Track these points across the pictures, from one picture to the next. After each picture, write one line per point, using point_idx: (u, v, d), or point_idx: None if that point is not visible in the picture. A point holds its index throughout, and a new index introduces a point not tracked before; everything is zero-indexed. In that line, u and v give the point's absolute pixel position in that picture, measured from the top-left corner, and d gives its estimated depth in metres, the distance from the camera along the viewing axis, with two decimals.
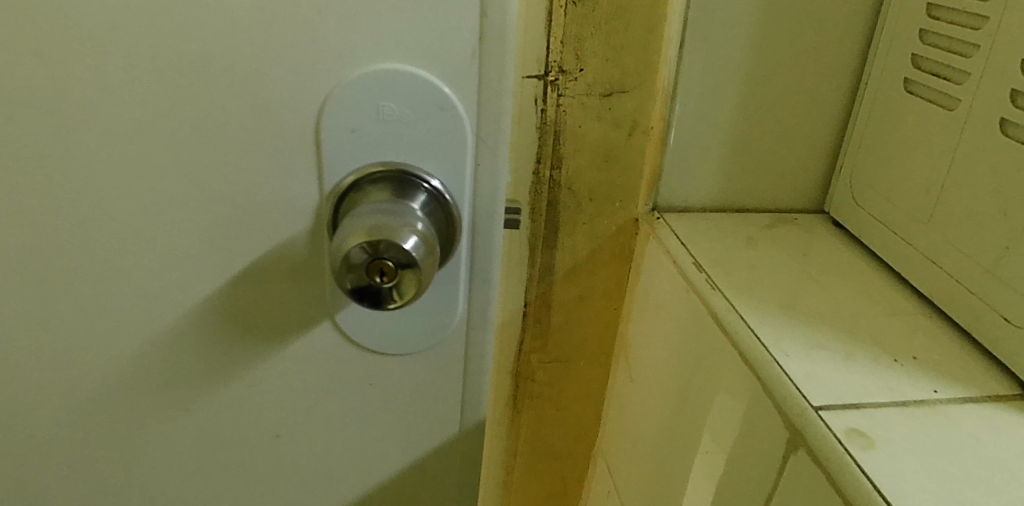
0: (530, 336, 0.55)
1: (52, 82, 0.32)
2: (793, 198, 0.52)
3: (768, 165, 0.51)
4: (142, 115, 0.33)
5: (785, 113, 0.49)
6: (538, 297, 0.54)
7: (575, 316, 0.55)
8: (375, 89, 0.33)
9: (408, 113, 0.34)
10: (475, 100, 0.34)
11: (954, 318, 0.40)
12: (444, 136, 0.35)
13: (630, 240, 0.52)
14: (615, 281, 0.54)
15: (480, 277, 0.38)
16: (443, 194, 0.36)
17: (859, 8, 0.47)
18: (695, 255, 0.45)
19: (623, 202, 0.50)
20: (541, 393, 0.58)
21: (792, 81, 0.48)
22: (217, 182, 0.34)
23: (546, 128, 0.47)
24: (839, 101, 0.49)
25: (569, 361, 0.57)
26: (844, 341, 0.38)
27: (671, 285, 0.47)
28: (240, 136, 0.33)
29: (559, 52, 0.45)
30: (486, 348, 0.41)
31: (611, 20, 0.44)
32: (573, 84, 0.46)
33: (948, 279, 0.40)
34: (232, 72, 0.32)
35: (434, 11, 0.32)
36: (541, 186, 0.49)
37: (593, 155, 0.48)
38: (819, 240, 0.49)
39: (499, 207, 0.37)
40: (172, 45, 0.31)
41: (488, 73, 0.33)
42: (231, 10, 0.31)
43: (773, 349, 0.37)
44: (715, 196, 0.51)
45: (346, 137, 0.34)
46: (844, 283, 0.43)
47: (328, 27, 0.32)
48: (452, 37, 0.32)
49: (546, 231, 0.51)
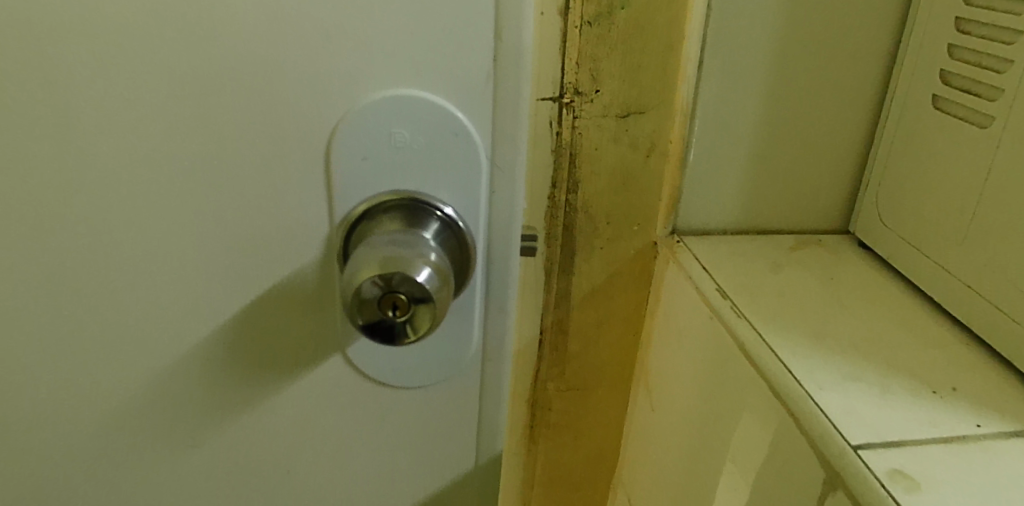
0: (547, 363, 0.53)
1: (55, 112, 0.31)
2: (817, 218, 0.50)
3: (791, 185, 0.49)
4: (146, 144, 0.31)
5: (807, 131, 0.47)
6: (554, 324, 0.52)
7: (592, 343, 0.53)
8: (386, 116, 0.32)
9: (421, 140, 0.33)
10: (489, 126, 0.33)
11: (994, 346, 0.38)
12: (457, 162, 0.33)
13: (649, 264, 0.51)
14: (634, 306, 0.52)
15: (496, 307, 0.37)
16: (457, 221, 0.34)
17: (883, 23, 0.45)
18: (718, 281, 0.44)
19: (642, 225, 0.49)
20: (559, 421, 0.56)
21: (814, 99, 0.47)
22: (223, 212, 0.33)
23: (561, 151, 0.46)
24: (863, 118, 0.48)
25: (587, 389, 0.55)
26: (879, 372, 0.36)
27: (693, 310, 0.45)
28: (247, 165, 0.32)
29: (574, 73, 0.44)
30: (503, 380, 0.39)
31: (628, 39, 0.43)
32: (588, 106, 0.45)
33: (986, 304, 0.38)
34: (238, 100, 0.31)
35: (446, 33, 0.31)
36: (557, 210, 0.48)
37: (610, 177, 0.47)
38: (846, 263, 0.47)
39: (515, 234, 0.36)
40: (176, 71, 0.30)
41: (504, 98, 0.32)
42: (239, 35, 0.30)
43: (806, 382, 0.35)
44: (737, 218, 0.50)
45: (356, 164, 0.33)
46: (875, 308, 0.42)
47: (337, 53, 0.30)
48: (466, 61, 0.31)
49: (563, 257, 0.49)
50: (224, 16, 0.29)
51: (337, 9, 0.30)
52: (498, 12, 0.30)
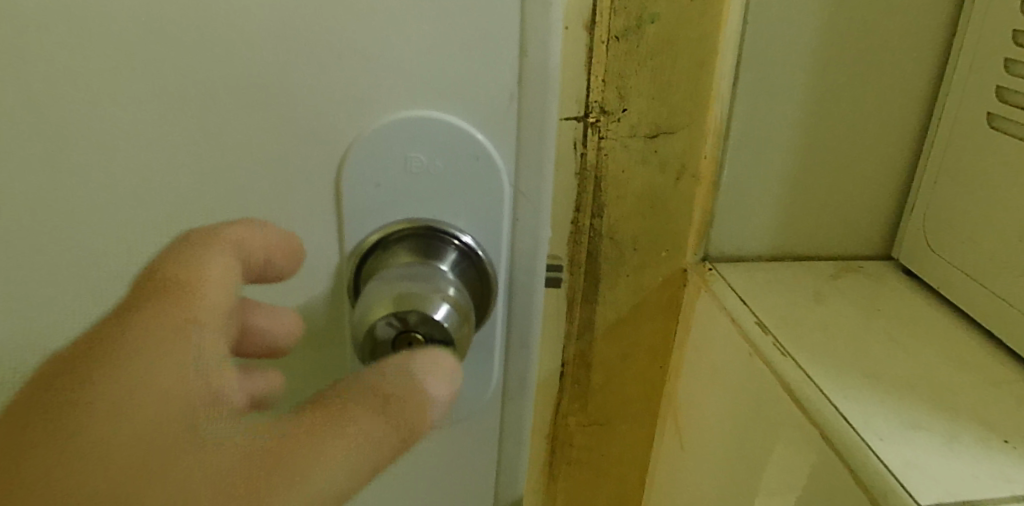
0: (568, 397, 0.50)
1: (43, 143, 0.28)
2: (857, 242, 0.47)
3: (830, 208, 0.46)
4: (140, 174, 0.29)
5: (847, 151, 0.44)
6: (577, 356, 0.49)
7: (617, 376, 0.50)
8: (402, 139, 0.29)
9: (439, 165, 0.30)
10: (513, 148, 0.30)
11: None
12: (478, 188, 0.31)
13: (678, 292, 0.47)
14: (662, 336, 0.49)
15: (519, 345, 0.34)
16: (476, 250, 0.31)
17: (927, 37, 0.42)
18: (758, 314, 0.41)
19: (671, 251, 0.46)
20: (580, 458, 0.53)
21: (854, 116, 0.44)
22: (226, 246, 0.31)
23: (586, 173, 0.43)
24: (906, 137, 0.45)
25: (610, 424, 0.52)
26: (941, 418, 0.33)
27: (728, 345, 0.42)
28: (249, 195, 0.30)
29: (600, 91, 0.41)
30: (526, 419, 0.36)
31: (656, 55, 0.40)
32: (615, 126, 0.42)
33: None
34: (242, 124, 0.28)
35: (466, 50, 0.28)
36: (580, 236, 0.45)
37: (638, 201, 0.44)
38: (890, 293, 0.44)
39: (540, 264, 0.32)
40: (176, 95, 0.28)
41: (529, 119, 0.29)
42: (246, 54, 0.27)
43: (862, 431, 0.32)
44: (772, 243, 0.47)
45: (368, 190, 0.30)
46: (928, 345, 0.38)
47: (349, 73, 0.28)
48: (489, 79, 0.29)
49: (586, 285, 0.46)
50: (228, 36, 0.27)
51: (350, 26, 0.27)
52: (522, 26, 0.27)
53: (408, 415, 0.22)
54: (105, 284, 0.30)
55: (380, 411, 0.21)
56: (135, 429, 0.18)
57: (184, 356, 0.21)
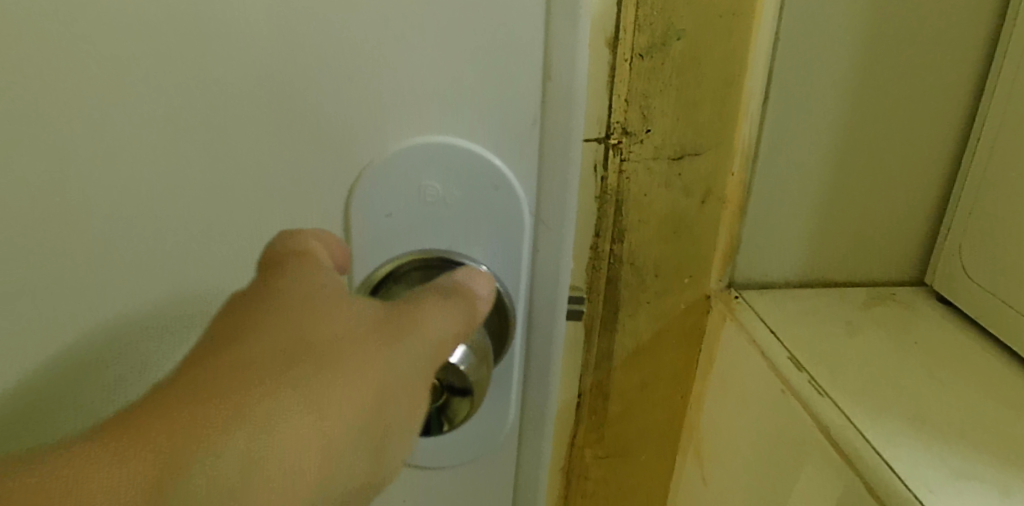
0: (584, 428, 0.48)
1: (33, 168, 0.26)
2: (887, 268, 0.46)
3: (860, 233, 0.44)
4: (138, 203, 0.27)
5: (879, 173, 0.43)
6: (594, 387, 0.47)
7: (636, 407, 0.47)
8: (417, 165, 0.27)
9: (456, 194, 0.28)
10: (533, 173, 0.28)
11: None
12: (497, 217, 0.28)
13: (700, 320, 0.45)
14: (683, 365, 0.47)
15: (538, 385, 0.32)
16: (493, 282, 0.29)
17: (966, 55, 0.41)
18: (790, 348, 0.39)
19: (694, 277, 0.44)
20: (596, 491, 0.50)
21: (887, 137, 0.42)
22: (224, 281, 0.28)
23: (607, 197, 0.41)
24: (941, 158, 0.43)
25: (628, 457, 0.49)
26: (996, 466, 0.31)
27: (758, 381, 0.40)
28: (252, 223, 0.28)
29: (623, 112, 0.39)
30: (545, 460, 0.34)
31: (683, 74, 0.38)
32: (638, 148, 0.40)
33: None
34: (247, 147, 0.26)
35: (489, 73, 0.26)
36: (600, 262, 0.43)
37: (661, 226, 0.42)
38: (924, 323, 0.42)
39: (562, 296, 0.30)
40: (178, 117, 0.26)
41: (551, 145, 0.27)
42: (252, 74, 0.25)
43: (913, 483, 0.29)
44: (798, 269, 0.45)
45: (379, 223, 0.28)
46: (970, 381, 0.37)
47: (364, 95, 0.26)
48: (511, 103, 0.26)
49: (605, 314, 0.44)
50: (229, 54, 0.25)
51: (365, 46, 0.25)
52: (548, 47, 0.25)
53: (461, 295, 0.25)
54: (109, 311, 0.28)
55: (435, 288, 0.25)
56: (274, 344, 0.21)
57: (306, 277, 0.23)
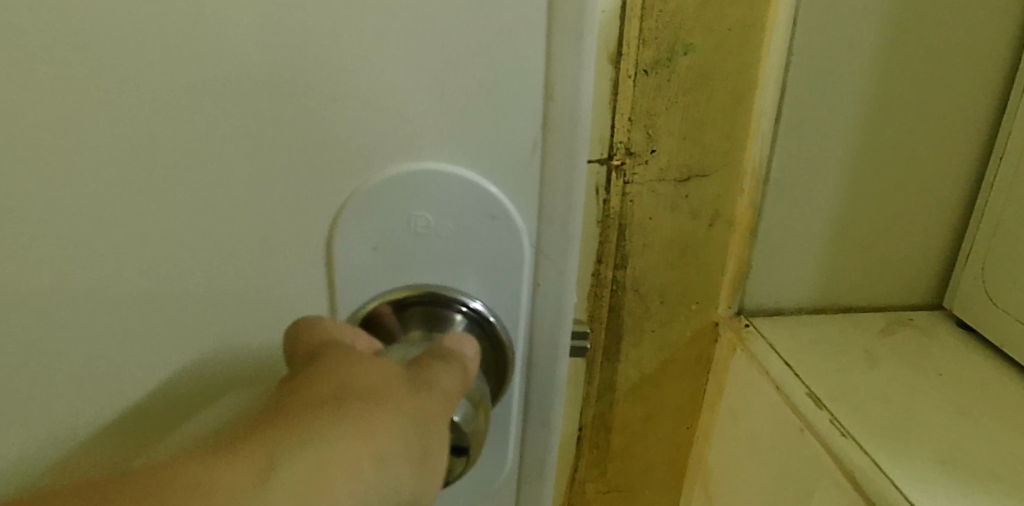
0: (586, 463, 0.45)
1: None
2: (904, 292, 0.43)
3: (876, 256, 0.42)
4: (86, 247, 0.24)
5: (897, 193, 0.40)
6: (595, 419, 0.44)
7: (640, 440, 0.45)
8: (405, 194, 0.24)
9: (448, 226, 0.25)
10: (534, 205, 0.25)
11: None
12: (494, 249, 0.26)
13: (708, 349, 0.43)
14: (689, 396, 0.44)
15: (540, 431, 0.30)
16: (489, 318, 0.27)
17: (986, 69, 0.39)
18: (808, 383, 0.36)
19: (701, 303, 0.41)
20: None
21: (905, 156, 0.40)
22: (189, 330, 0.25)
23: (610, 221, 0.39)
24: (960, 177, 0.41)
25: (632, 491, 0.47)
26: None
27: (772, 416, 0.37)
28: (218, 265, 0.24)
29: (627, 131, 0.36)
30: None
31: (689, 91, 0.36)
32: (642, 169, 0.37)
33: None
34: (208, 182, 0.23)
35: (483, 95, 0.23)
36: (602, 290, 0.40)
37: (667, 251, 0.39)
38: (945, 351, 0.40)
39: (564, 334, 0.28)
40: (127, 149, 0.23)
41: (552, 174, 0.24)
42: (212, 100, 0.22)
43: None
44: (812, 294, 0.42)
45: (364, 255, 0.25)
46: (1000, 417, 0.34)
47: (341, 118, 0.23)
48: (508, 130, 0.23)
49: (608, 344, 0.42)
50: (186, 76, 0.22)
51: (341, 66, 0.22)
52: (550, 67, 0.22)
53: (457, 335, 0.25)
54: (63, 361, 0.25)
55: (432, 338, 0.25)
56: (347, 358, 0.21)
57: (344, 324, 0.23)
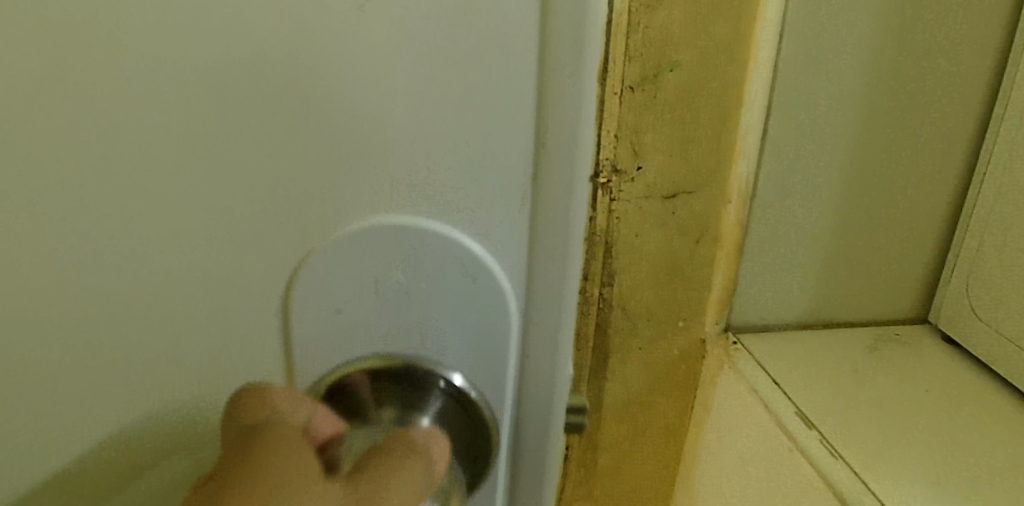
0: (572, 483, 0.44)
1: None
2: (890, 307, 0.43)
3: (862, 271, 0.42)
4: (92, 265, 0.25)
5: (883, 208, 0.40)
6: (582, 439, 0.43)
7: (627, 459, 0.44)
8: (381, 246, 0.26)
9: (427, 287, 0.26)
10: (523, 263, 0.26)
11: None
12: (476, 309, 0.27)
13: (695, 367, 0.42)
14: (677, 414, 0.44)
15: (534, 459, 0.31)
16: (467, 391, 0.28)
17: (971, 85, 0.39)
18: (796, 402, 0.36)
19: (689, 321, 0.41)
20: None
21: (891, 171, 0.40)
22: (194, 356, 0.27)
23: (596, 238, 0.38)
24: (946, 191, 0.41)
25: None
26: None
27: (760, 434, 0.37)
28: None
29: (613, 148, 0.36)
30: None
31: (677, 108, 0.36)
32: (629, 186, 0.37)
33: None
34: (234, 216, 0.25)
35: (477, 124, 0.24)
36: (589, 308, 0.39)
37: (654, 268, 0.39)
38: (932, 366, 0.40)
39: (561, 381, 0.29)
40: None
41: (546, 223, 0.26)
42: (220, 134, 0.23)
43: None
44: (799, 309, 0.42)
45: (328, 317, 0.27)
46: (990, 433, 0.34)
47: (349, 137, 0.24)
48: (494, 158, 0.24)
49: (595, 363, 0.41)
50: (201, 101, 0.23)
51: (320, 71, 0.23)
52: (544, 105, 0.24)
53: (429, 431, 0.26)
54: None
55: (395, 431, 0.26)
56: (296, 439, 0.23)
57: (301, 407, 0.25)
